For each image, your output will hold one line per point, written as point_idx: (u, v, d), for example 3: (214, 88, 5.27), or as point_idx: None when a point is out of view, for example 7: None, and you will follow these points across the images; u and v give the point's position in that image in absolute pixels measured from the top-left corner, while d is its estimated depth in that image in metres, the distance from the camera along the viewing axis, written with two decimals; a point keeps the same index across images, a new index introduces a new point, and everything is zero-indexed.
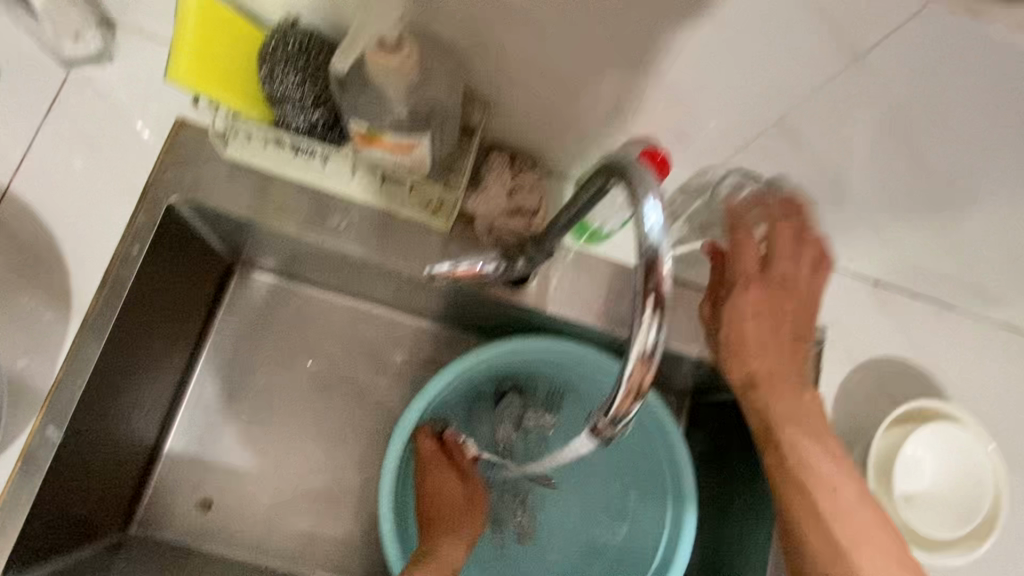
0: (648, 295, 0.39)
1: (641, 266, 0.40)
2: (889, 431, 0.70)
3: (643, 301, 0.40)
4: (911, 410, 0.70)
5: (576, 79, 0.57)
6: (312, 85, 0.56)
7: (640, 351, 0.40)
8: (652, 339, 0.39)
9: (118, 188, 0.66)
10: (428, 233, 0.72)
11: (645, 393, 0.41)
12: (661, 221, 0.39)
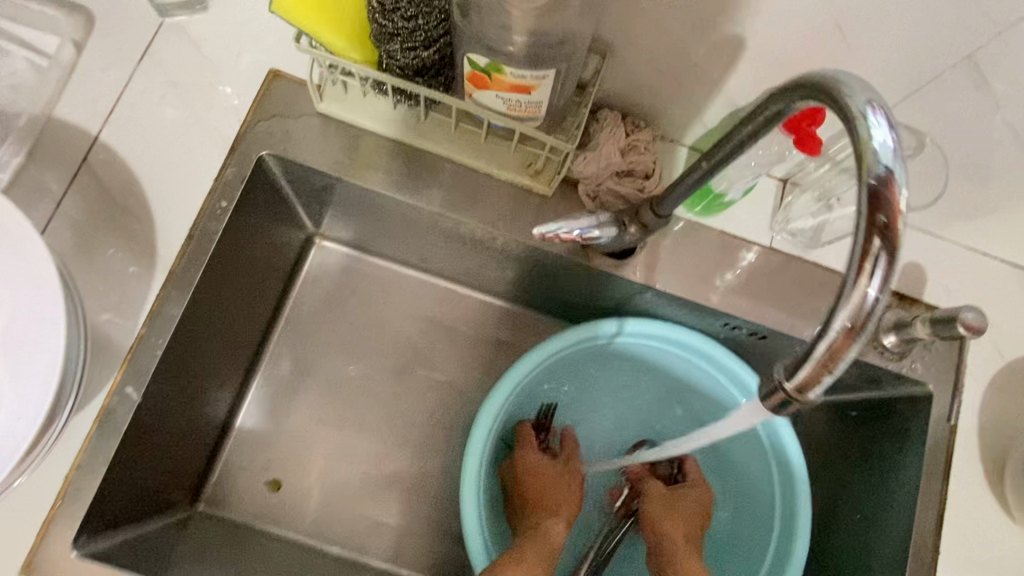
0: (876, 234, 0.31)
1: (865, 196, 0.31)
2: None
3: (870, 241, 0.31)
4: None
5: (718, 14, 0.50)
6: (424, 18, 0.50)
7: (856, 304, 0.31)
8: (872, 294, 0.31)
9: (208, 140, 0.63)
10: (529, 199, 0.66)
11: (843, 361, 0.33)
12: (892, 139, 0.31)
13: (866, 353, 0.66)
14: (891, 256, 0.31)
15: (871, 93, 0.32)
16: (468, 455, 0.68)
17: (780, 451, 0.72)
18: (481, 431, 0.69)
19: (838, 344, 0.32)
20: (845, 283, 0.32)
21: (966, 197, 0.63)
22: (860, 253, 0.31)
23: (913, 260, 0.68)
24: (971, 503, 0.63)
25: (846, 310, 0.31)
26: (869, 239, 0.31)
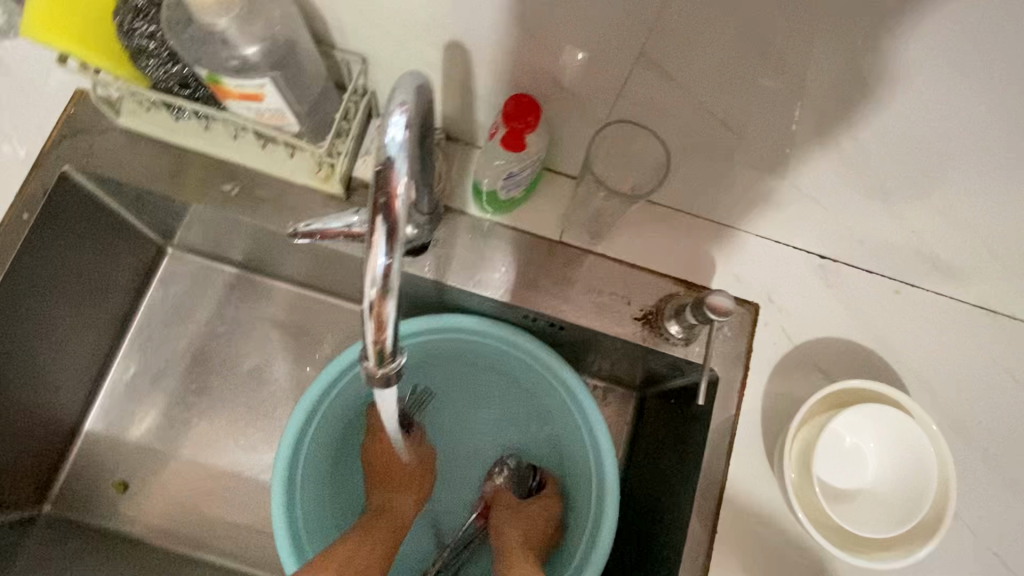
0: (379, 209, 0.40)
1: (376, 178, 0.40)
2: (817, 413, 0.62)
3: (377, 214, 0.40)
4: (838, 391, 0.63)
5: (433, 22, 0.53)
6: (162, 36, 0.54)
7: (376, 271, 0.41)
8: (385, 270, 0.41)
9: (13, 157, 0.67)
10: (324, 203, 0.69)
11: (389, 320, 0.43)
12: (401, 134, 0.39)
13: (653, 340, 0.69)
14: (397, 236, 0.41)
15: (410, 96, 0.40)
16: (280, 447, 0.71)
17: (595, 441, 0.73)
18: (294, 424, 0.72)
19: (378, 304, 0.42)
20: (366, 250, 0.41)
21: (734, 186, 0.66)
22: (371, 223, 0.40)
23: (701, 249, 0.70)
24: (751, 482, 0.65)
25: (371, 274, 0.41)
26: (374, 215, 0.40)
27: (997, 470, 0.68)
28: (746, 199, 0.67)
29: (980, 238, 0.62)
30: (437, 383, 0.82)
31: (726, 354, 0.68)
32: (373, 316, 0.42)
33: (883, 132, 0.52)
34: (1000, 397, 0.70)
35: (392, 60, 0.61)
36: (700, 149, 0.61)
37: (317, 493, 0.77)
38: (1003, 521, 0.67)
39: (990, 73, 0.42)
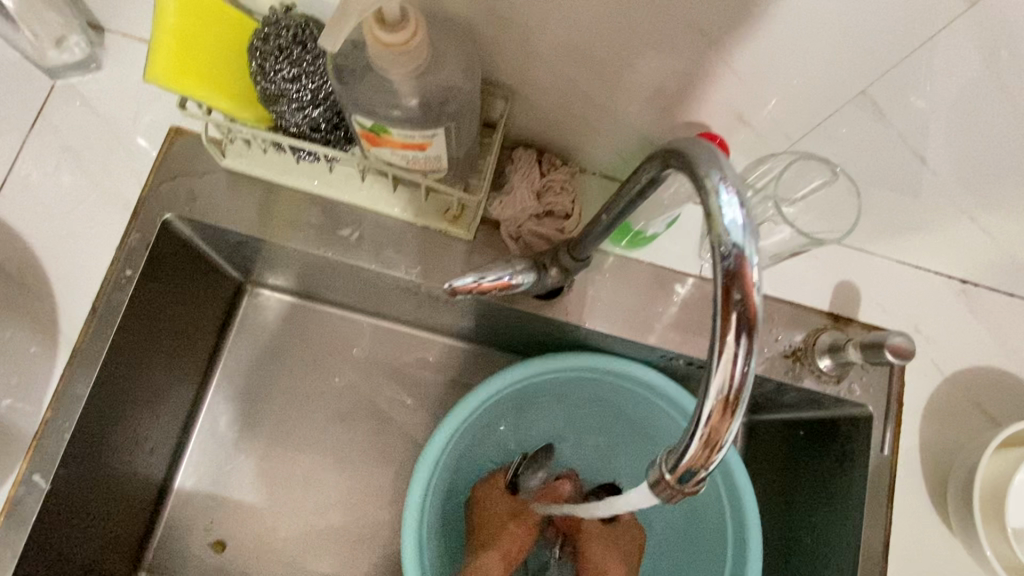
0: (732, 310, 0.30)
1: (720, 271, 0.31)
2: (993, 452, 0.59)
3: (726, 318, 0.30)
4: (1016, 429, 0.60)
5: (611, 54, 0.49)
6: (309, 80, 0.49)
7: (725, 380, 0.30)
8: (744, 376, 0.30)
9: (109, 206, 0.61)
10: (450, 244, 0.63)
11: (723, 445, 0.31)
12: (743, 215, 0.31)
13: (802, 378, 0.65)
14: (754, 334, 0.31)
15: (730, 169, 0.32)
16: (409, 503, 0.66)
17: (734, 491, 0.67)
18: (424, 465, 0.67)
19: (718, 418, 0.31)
20: (714, 351, 0.31)
21: (892, 215, 0.62)
22: (720, 331, 0.30)
23: (846, 279, 0.67)
24: (914, 522, 0.63)
25: (720, 380, 0.30)
26: (727, 317, 0.30)
27: None
28: (901, 228, 0.63)
29: None
30: (549, 427, 0.77)
31: (882, 390, 0.64)
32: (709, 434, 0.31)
33: None
34: None
35: (541, 94, 0.56)
36: (872, 175, 0.57)
37: (437, 544, 0.71)
38: None
39: None
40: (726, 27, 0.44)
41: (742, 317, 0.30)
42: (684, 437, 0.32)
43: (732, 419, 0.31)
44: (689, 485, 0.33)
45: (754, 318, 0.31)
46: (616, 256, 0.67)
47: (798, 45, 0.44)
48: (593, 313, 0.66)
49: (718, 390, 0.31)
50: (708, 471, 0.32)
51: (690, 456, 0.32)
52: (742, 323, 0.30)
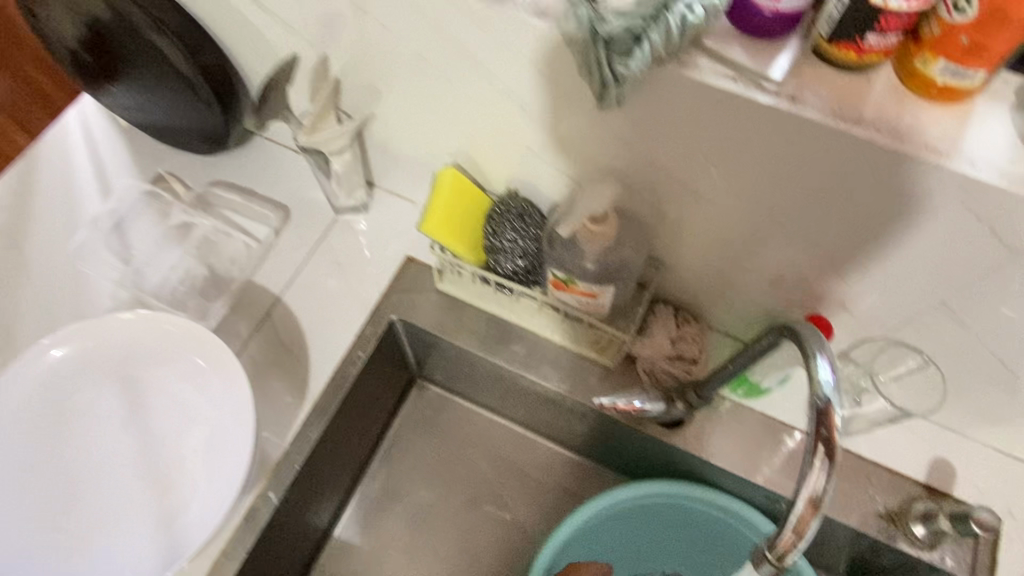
0: (820, 443, 0.43)
1: (813, 416, 0.44)
2: None
3: (816, 448, 0.43)
4: None
5: (742, 252, 0.66)
6: (523, 241, 0.71)
7: (809, 494, 0.43)
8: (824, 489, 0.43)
9: (356, 304, 0.84)
10: (594, 370, 0.80)
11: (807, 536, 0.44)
12: (834, 378, 0.44)
13: (899, 541, 0.71)
14: (835, 462, 0.43)
15: (828, 348, 0.46)
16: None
17: None
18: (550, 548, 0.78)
19: (804, 516, 0.44)
20: (805, 473, 0.44)
21: (986, 406, 0.71)
22: (811, 456, 0.44)
23: (941, 457, 0.75)
24: None
25: (806, 494, 0.43)
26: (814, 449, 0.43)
27: None
28: (995, 420, 0.72)
29: None
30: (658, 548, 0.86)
31: (978, 567, 0.69)
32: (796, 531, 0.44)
33: None
34: None
35: (684, 271, 0.74)
36: (962, 368, 0.68)
37: None
38: None
39: None
40: (838, 244, 0.58)
41: (826, 450, 0.42)
42: (779, 528, 0.45)
43: (816, 517, 0.44)
44: (780, 560, 0.47)
45: (835, 450, 0.43)
46: (730, 402, 0.81)
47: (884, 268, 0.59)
48: (707, 447, 0.79)
49: (806, 495, 0.43)
50: (793, 551, 0.46)
51: (782, 539, 0.45)
52: (827, 453, 0.43)
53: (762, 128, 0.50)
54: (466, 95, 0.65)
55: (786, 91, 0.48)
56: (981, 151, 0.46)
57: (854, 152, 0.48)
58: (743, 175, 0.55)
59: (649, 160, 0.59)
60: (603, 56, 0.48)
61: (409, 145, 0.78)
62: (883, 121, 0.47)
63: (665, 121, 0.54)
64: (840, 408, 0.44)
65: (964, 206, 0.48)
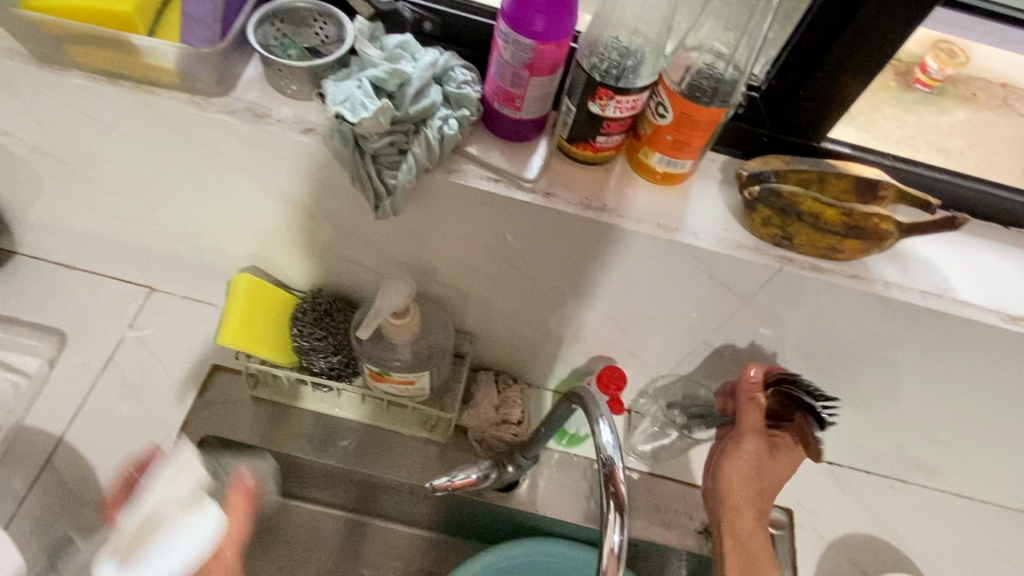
0: (610, 499, 0.46)
1: (601, 475, 0.47)
2: None
3: (607, 504, 0.47)
4: None
5: (541, 318, 0.71)
6: (332, 338, 0.70)
7: (609, 548, 0.46)
8: (619, 540, 0.45)
9: (158, 429, 0.77)
10: (427, 448, 0.81)
11: None
12: (613, 436, 0.48)
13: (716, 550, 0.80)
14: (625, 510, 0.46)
15: (606, 410, 0.50)
16: None
17: None
18: None
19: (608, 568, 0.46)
20: (601, 528, 0.46)
21: None
22: (604, 512, 0.46)
23: None
24: None
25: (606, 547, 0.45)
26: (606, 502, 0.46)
27: None
28: None
29: (958, 450, 0.80)
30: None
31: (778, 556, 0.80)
32: None
33: (876, 389, 0.72)
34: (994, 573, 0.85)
35: (494, 339, 0.78)
36: None
37: None
38: None
39: (959, 359, 0.63)
40: (614, 305, 0.66)
41: (615, 501, 0.45)
42: None
43: (618, 563, 0.46)
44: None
45: (623, 500, 0.46)
46: (559, 452, 0.86)
47: (656, 321, 0.68)
48: (544, 500, 0.82)
49: (610, 544, 0.45)
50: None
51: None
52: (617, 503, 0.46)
53: (529, 217, 0.55)
54: (247, 202, 0.64)
55: (541, 187, 0.54)
56: (700, 224, 0.55)
57: (605, 233, 0.55)
58: (524, 256, 0.60)
59: (438, 250, 0.63)
60: (372, 170, 0.51)
61: (197, 250, 0.75)
62: (621, 207, 0.55)
63: (442, 218, 0.58)
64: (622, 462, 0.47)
65: (697, 267, 0.56)
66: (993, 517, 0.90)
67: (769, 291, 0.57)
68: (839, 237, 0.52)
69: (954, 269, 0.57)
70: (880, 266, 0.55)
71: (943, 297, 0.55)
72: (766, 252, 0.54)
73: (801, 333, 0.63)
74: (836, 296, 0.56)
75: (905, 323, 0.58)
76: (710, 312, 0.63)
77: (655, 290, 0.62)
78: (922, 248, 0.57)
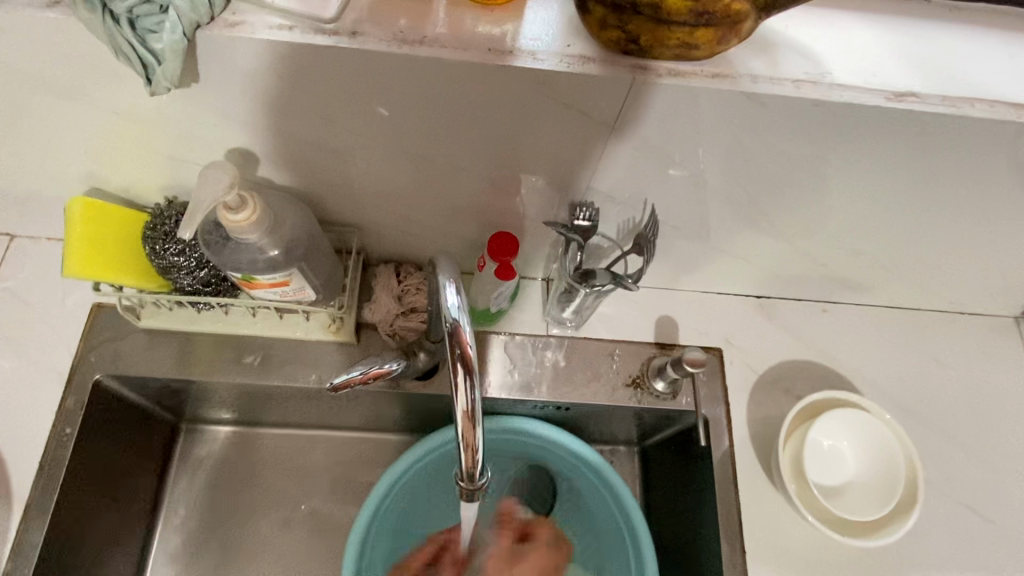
0: (457, 362, 0.42)
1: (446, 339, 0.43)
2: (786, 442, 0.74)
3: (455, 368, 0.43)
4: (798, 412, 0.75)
5: (417, 193, 0.65)
6: (192, 251, 0.64)
7: (463, 413, 0.43)
8: (473, 401, 0.43)
9: (46, 377, 0.73)
10: (338, 350, 0.77)
11: (478, 448, 0.44)
12: (457, 298, 0.43)
13: (646, 401, 0.79)
14: (475, 373, 0.43)
15: (451, 271, 0.45)
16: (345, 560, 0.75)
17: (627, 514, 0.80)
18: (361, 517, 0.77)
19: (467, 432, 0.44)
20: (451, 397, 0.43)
21: (680, 259, 0.79)
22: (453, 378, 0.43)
23: (662, 314, 0.84)
24: (761, 501, 0.75)
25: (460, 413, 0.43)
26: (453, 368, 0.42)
27: (950, 439, 0.81)
28: (691, 268, 0.81)
29: (883, 259, 0.77)
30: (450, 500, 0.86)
31: (710, 395, 0.79)
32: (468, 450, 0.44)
33: (785, 210, 0.67)
34: (933, 377, 0.84)
35: (383, 227, 0.73)
36: None
37: None
38: (969, 481, 0.79)
39: (858, 159, 0.57)
40: (479, 163, 0.60)
41: (460, 367, 0.42)
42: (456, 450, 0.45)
43: (475, 426, 0.43)
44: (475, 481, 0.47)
45: (470, 362, 0.42)
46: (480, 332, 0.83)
47: (536, 179, 0.62)
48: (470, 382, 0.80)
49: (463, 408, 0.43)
50: (479, 468, 0.46)
51: (462, 461, 0.45)
52: (463, 369, 0.42)
53: (344, 70, 0.48)
54: (46, 109, 0.56)
55: (346, 26, 0.47)
56: (538, 42, 0.48)
57: (433, 75, 0.48)
58: (364, 121, 0.54)
59: (273, 128, 0.56)
60: (128, 35, 0.43)
61: (30, 180, 0.67)
62: (446, 38, 0.47)
63: (251, 88, 0.51)
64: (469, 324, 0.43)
65: (547, 97, 0.50)
66: (930, 323, 0.88)
67: (633, 110, 0.51)
68: (687, 30, 0.44)
69: (829, 51, 0.52)
70: (747, 63, 0.50)
71: (820, 84, 0.50)
72: (617, 64, 0.48)
73: (686, 157, 0.58)
74: (705, 103, 0.50)
75: (785, 121, 0.52)
76: (583, 150, 0.57)
77: (520, 134, 0.55)
78: (787, 38, 0.52)
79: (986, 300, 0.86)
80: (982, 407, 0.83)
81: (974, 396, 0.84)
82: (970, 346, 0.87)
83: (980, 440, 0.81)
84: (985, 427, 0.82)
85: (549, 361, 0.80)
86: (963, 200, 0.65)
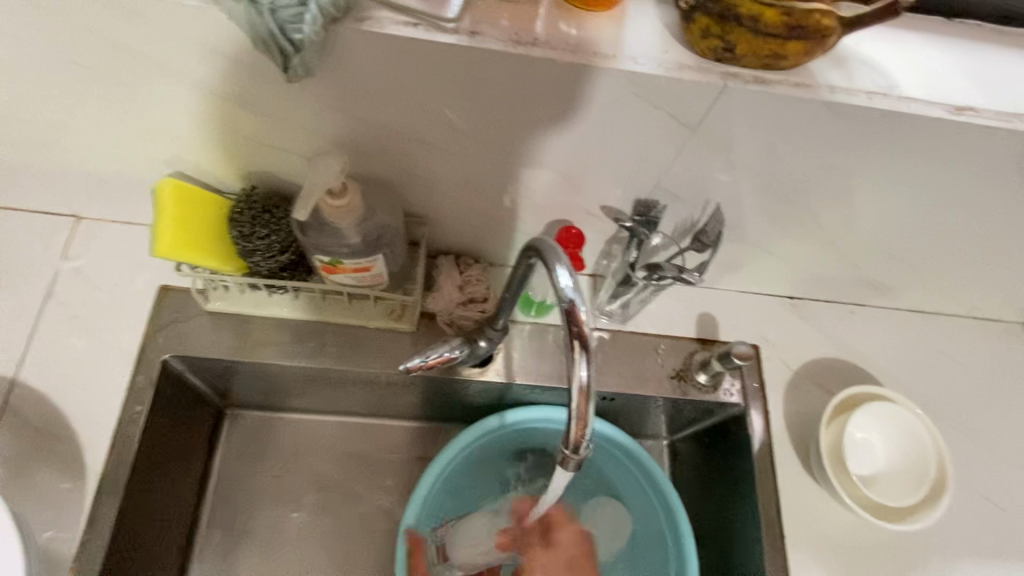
0: (575, 338, 0.47)
1: (563, 318, 0.47)
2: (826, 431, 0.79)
3: (572, 345, 0.47)
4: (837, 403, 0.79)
5: (492, 188, 0.69)
6: (275, 235, 0.67)
7: (578, 386, 0.47)
8: (588, 374, 0.47)
9: (115, 355, 0.74)
10: (398, 337, 0.80)
11: (588, 419, 0.49)
12: (571, 279, 0.48)
13: (690, 392, 0.83)
14: (589, 348, 0.47)
15: (562, 257, 0.50)
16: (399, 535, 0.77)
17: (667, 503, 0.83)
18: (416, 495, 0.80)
19: (580, 403, 0.48)
20: (568, 372, 0.47)
21: (724, 259, 0.83)
22: (570, 353, 0.47)
23: (702, 311, 0.88)
24: (799, 489, 0.79)
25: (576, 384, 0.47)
26: (572, 344, 0.47)
27: (969, 435, 0.86)
28: (733, 268, 0.85)
29: (913, 264, 0.83)
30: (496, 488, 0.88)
31: (750, 388, 0.83)
32: (581, 420, 0.48)
33: (833, 214, 0.72)
34: (953, 377, 0.90)
35: (449, 221, 0.76)
36: None
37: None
38: (988, 475, 0.84)
39: (910, 167, 0.62)
40: (559, 160, 0.63)
41: (578, 342, 0.46)
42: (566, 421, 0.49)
43: (588, 397, 0.47)
44: (578, 452, 0.51)
45: (586, 337, 0.47)
46: (530, 324, 0.86)
47: (608, 178, 0.66)
48: (521, 371, 0.83)
49: (579, 380, 0.47)
50: (585, 439, 0.50)
51: (572, 432, 0.49)
52: (580, 343, 0.46)
53: (457, 66, 0.52)
54: (154, 94, 0.59)
55: (464, 27, 0.51)
56: (637, 47, 0.53)
57: (540, 74, 0.52)
58: (460, 117, 0.57)
59: (371, 120, 0.59)
60: (268, 24, 0.47)
61: (115, 163, 0.69)
62: (554, 40, 0.51)
63: (363, 81, 0.54)
64: (584, 303, 0.47)
65: (641, 98, 0.54)
66: (949, 327, 0.94)
67: (717, 114, 0.55)
68: (781, 41, 0.49)
69: (894, 67, 0.57)
70: (823, 74, 0.54)
71: (888, 96, 0.55)
72: (709, 70, 0.53)
73: (753, 161, 0.62)
74: (785, 108, 0.54)
75: (853, 129, 0.57)
76: (661, 150, 0.61)
77: (605, 133, 0.59)
78: (856, 54, 0.57)
79: (1002, 306, 0.91)
80: (998, 406, 0.89)
81: (991, 397, 0.89)
82: (985, 349, 0.93)
83: (997, 437, 0.87)
84: (1002, 425, 0.87)
85: (597, 353, 0.84)
86: (996, 210, 0.70)
